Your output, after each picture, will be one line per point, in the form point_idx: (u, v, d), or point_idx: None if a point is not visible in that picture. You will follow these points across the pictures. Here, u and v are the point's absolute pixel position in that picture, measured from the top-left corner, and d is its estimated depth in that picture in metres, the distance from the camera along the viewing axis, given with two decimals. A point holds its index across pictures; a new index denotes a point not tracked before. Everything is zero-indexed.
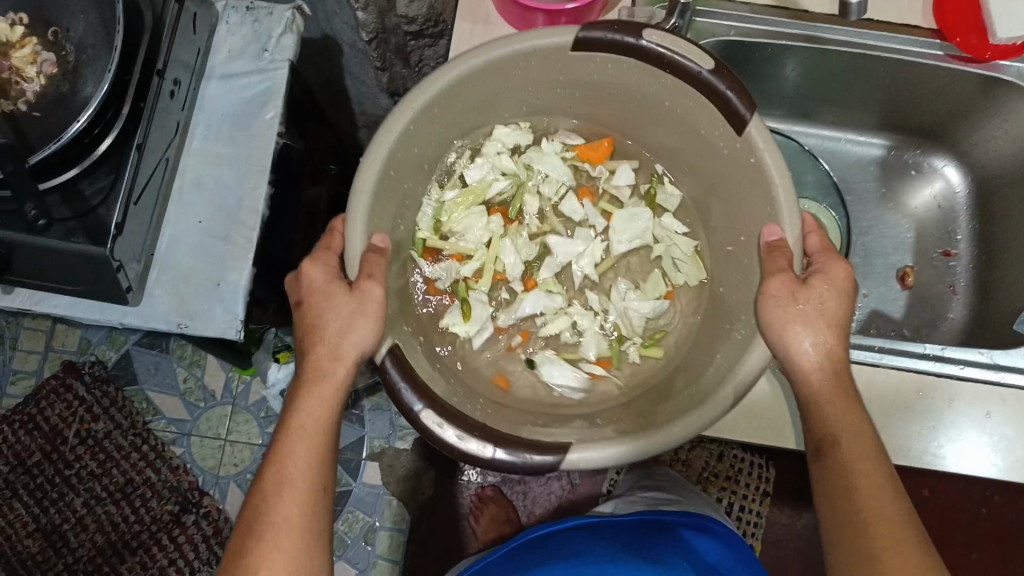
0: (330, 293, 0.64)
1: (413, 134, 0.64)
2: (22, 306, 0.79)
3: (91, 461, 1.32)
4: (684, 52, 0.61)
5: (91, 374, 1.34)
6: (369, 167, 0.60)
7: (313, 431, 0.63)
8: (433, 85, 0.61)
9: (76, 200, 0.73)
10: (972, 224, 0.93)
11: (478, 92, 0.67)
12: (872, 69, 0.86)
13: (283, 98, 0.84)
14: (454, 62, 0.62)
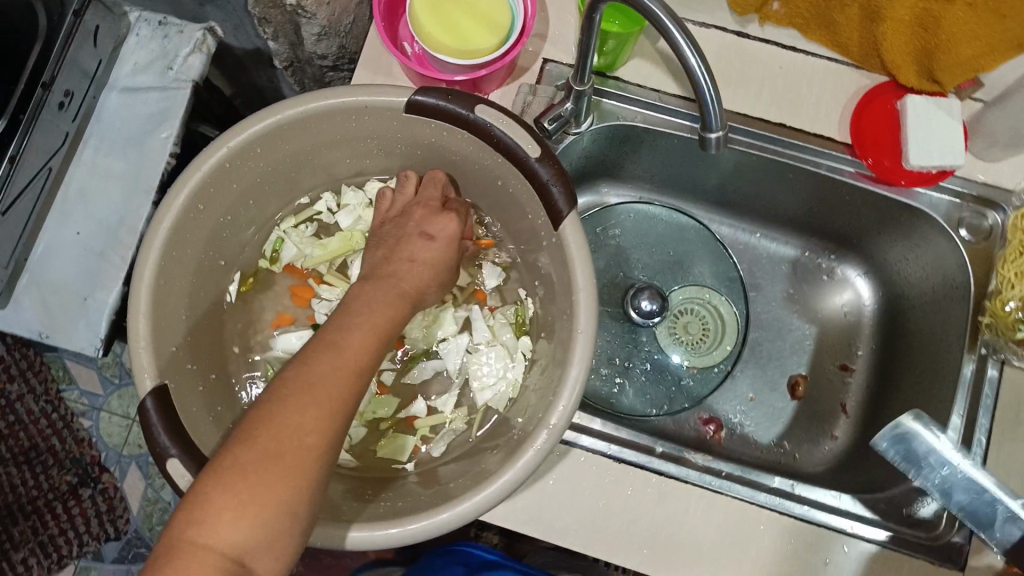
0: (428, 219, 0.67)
1: (232, 172, 0.64)
2: None
3: (0, 421, 1.32)
4: (513, 136, 0.61)
5: (13, 335, 1.34)
6: (174, 202, 0.61)
7: (357, 362, 0.56)
8: (256, 124, 0.62)
9: None
10: (874, 342, 0.90)
11: (316, 134, 0.66)
12: (783, 173, 0.83)
13: (180, 118, 0.83)
14: (285, 107, 0.62)
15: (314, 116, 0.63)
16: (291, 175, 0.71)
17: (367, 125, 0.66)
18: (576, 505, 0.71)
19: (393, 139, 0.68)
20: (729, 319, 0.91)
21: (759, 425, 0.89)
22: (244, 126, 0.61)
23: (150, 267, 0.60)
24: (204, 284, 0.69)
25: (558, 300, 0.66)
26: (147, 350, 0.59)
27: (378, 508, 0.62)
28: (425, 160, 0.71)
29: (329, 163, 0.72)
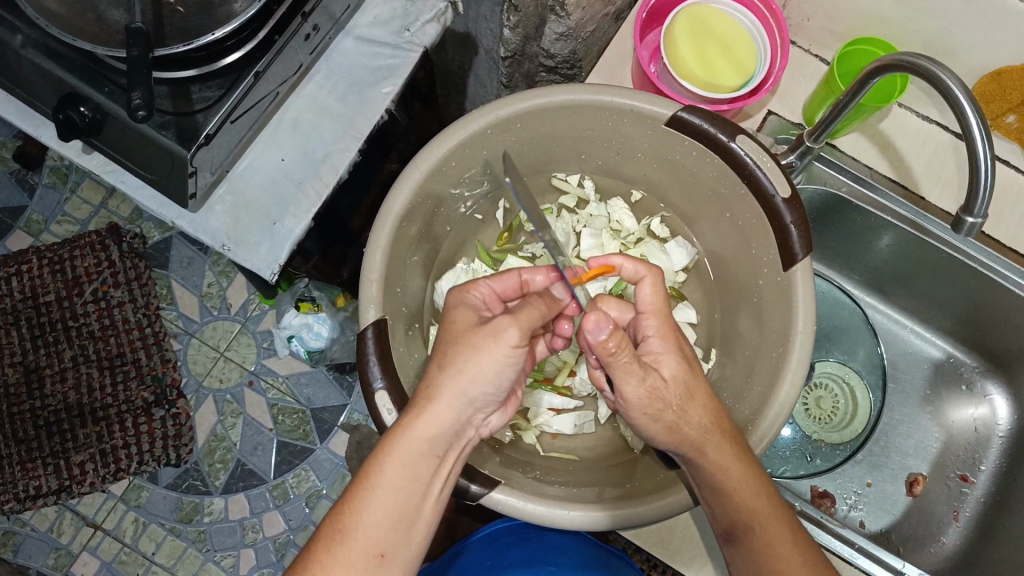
0: (470, 343, 0.58)
1: (486, 140, 0.67)
2: (92, 171, 0.82)
3: (95, 321, 1.35)
4: (768, 172, 0.63)
5: (129, 244, 1.37)
6: (432, 151, 0.64)
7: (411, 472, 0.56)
8: (523, 101, 0.64)
9: (182, 100, 0.75)
10: (999, 461, 0.90)
11: (569, 123, 0.69)
12: (960, 277, 0.84)
13: (404, 79, 0.86)
14: (557, 90, 0.65)
15: (580, 107, 0.66)
16: (521, 158, 0.74)
17: (617, 126, 0.68)
18: (698, 532, 0.73)
19: (636, 146, 0.71)
20: (864, 407, 0.94)
21: (872, 513, 0.91)
22: (513, 101, 0.64)
23: (396, 207, 0.64)
24: (419, 236, 0.71)
25: (762, 344, 0.67)
26: (378, 282, 0.63)
27: (528, 486, 0.66)
28: (653, 171, 0.74)
29: (558, 154, 0.75)
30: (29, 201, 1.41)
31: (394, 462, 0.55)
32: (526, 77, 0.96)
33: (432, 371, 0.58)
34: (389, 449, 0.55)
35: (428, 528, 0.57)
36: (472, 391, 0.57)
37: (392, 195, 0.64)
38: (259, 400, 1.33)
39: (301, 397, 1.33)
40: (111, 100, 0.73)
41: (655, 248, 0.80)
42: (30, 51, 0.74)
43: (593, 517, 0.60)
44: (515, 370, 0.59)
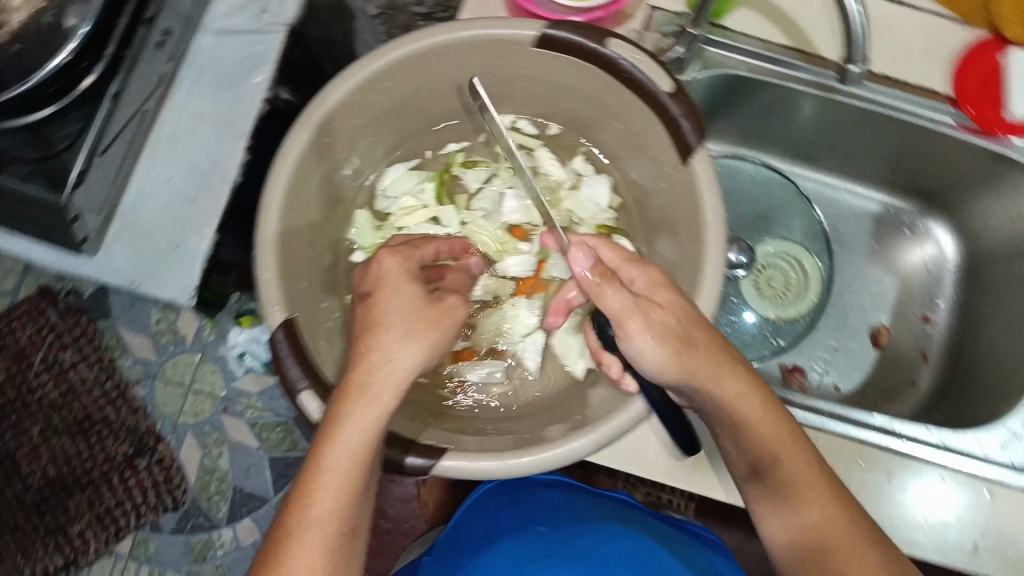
0: (414, 313, 0.55)
1: (358, 108, 0.65)
2: None
3: (54, 390, 1.33)
4: (647, 71, 0.62)
5: (66, 303, 1.35)
6: (302, 132, 0.61)
7: (352, 466, 0.52)
8: (380, 58, 0.62)
9: (43, 142, 0.73)
10: (955, 292, 0.92)
11: (440, 69, 0.67)
12: (878, 124, 0.84)
13: (274, 63, 0.82)
14: (417, 36, 0.62)
15: (448, 48, 0.63)
16: (401, 114, 0.71)
17: (485, 56, 0.66)
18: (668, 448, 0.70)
19: (513, 74, 0.68)
20: (814, 275, 0.94)
21: (843, 373, 0.92)
22: (373, 61, 0.62)
23: (279, 199, 0.60)
24: (320, 221, 0.68)
25: (683, 240, 0.66)
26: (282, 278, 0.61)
27: (476, 444, 0.62)
28: (539, 97, 0.72)
29: (442, 101, 0.73)
30: None
31: (332, 467, 0.51)
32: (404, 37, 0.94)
33: (372, 339, 0.54)
34: (334, 440, 0.51)
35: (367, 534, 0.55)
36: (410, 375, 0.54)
37: (270, 188, 0.60)
38: (237, 423, 1.32)
39: (280, 410, 1.32)
40: None
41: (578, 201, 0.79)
42: None
43: (551, 457, 0.57)
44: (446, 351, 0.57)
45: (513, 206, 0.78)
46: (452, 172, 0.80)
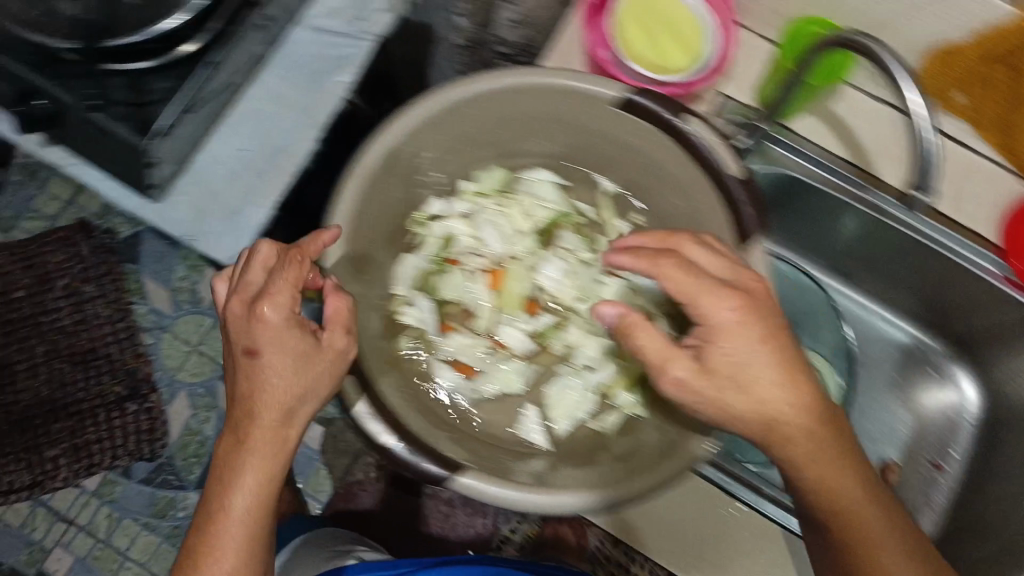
0: (286, 345, 0.59)
1: (441, 122, 0.67)
2: (57, 160, 0.82)
3: (68, 316, 1.35)
4: (722, 156, 0.64)
5: (100, 239, 1.38)
6: (373, 149, 0.65)
7: (246, 510, 0.60)
8: (492, 81, 0.65)
9: (136, 89, 0.73)
10: (969, 446, 0.93)
11: (531, 108, 0.68)
12: (927, 262, 0.84)
13: (359, 69, 0.85)
14: (520, 72, 0.64)
15: (537, 91, 0.65)
16: (485, 138, 0.74)
17: (579, 112, 0.68)
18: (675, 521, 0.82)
19: (589, 129, 0.70)
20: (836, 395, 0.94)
21: None
22: (465, 85, 0.64)
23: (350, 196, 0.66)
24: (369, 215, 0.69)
25: None
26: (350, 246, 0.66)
27: (482, 457, 0.68)
28: (617, 163, 0.75)
29: (532, 139, 0.76)
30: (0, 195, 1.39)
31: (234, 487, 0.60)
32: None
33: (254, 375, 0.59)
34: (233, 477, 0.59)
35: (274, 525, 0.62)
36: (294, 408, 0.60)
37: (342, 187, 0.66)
38: None
39: None
40: (54, 86, 0.71)
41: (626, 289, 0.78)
42: None
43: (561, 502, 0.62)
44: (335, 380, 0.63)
45: (553, 273, 0.81)
46: (552, 223, 0.81)
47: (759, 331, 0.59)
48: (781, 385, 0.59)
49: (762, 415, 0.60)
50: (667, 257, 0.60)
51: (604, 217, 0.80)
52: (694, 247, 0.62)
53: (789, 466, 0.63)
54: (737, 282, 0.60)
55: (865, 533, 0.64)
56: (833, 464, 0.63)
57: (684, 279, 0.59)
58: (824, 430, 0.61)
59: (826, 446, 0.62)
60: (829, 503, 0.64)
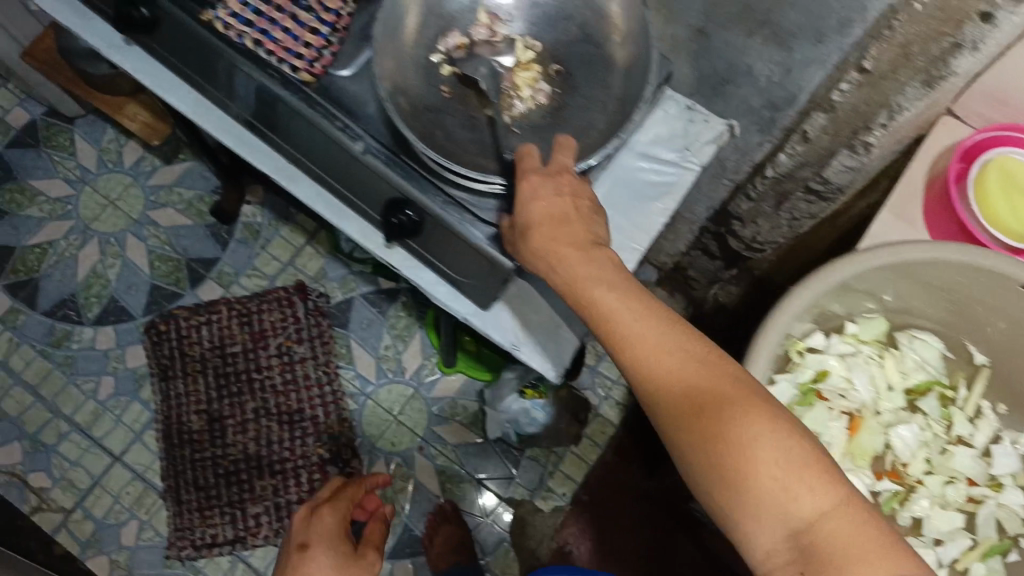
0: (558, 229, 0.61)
1: (853, 282, 0.66)
2: (392, 263, 0.83)
3: (278, 375, 1.45)
4: None
5: (314, 303, 1.48)
6: (778, 311, 0.63)
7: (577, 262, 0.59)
8: (891, 256, 0.62)
9: (503, 213, 0.75)
10: None
11: (936, 279, 0.66)
12: None
13: (681, 197, 0.84)
14: (920, 247, 0.62)
15: (939, 263, 0.63)
16: (879, 297, 0.70)
17: (986, 293, 0.65)
18: None
19: (973, 301, 0.67)
20: None
21: None
22: (878, 255, 0.63)
23: (764, 355, 0.63)
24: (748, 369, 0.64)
25: None
26: None
27: None
28: (1000, 338, 0.69)
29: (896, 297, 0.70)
30: (223, 253, 1.50)
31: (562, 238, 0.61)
32: (760, 211, 1.02)
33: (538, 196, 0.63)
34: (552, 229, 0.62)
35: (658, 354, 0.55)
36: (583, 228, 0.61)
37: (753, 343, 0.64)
38: (427, 465, 1.43)
39: (467, 467, 1.43)
40: (446, 210, 0.75)
41: (977, 465, 0.73)
42: (372, 152, 0.75)
43: None
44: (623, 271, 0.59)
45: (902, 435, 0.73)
46: (918, 385, 0.74)
47: (592, 266, 0.59)
48: (643, 321, 0.55)
49: (629, 355, 0.54)
50: (563, 233, 0.61)
51: (967, 380, 0.74)
52: (548, 201, 0.63)
53: (662, 409, 0.53)
54: (598, 260, 0.59)
55: (830, 531, 0.46)
56: (720, 393, 0.51)
57: (584, 261, 0.59)
58: (672, 343, 0.54)
59: (690, 371, 0.52)
60: (699, 446, 0.50)
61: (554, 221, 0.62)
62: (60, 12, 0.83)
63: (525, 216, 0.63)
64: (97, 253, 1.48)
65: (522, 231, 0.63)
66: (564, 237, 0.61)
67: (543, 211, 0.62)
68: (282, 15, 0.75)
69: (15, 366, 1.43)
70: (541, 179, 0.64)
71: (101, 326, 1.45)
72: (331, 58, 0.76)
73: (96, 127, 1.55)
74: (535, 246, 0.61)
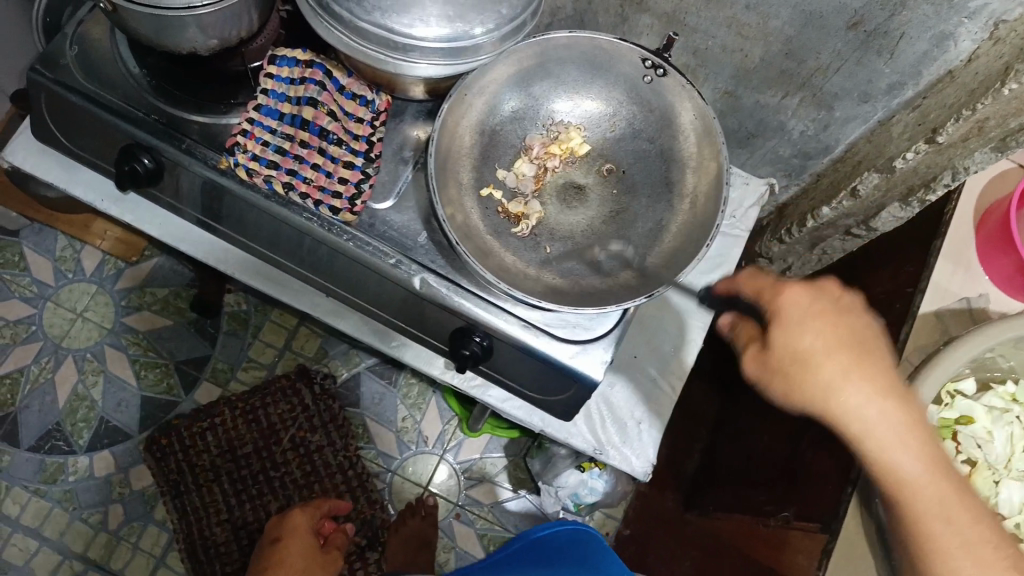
0: (830, 348, 0.56)
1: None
2: (454, 385, 0.81)
3: (296, 470, 1.39)
4: None
5: (320, 385, 1.42)
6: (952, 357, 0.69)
7: (854, 398, 0.56)
8: None
9: (581, 327, 0.69)
10: None
11: None
12: None
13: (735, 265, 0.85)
14: None
15: None
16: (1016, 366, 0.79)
17: None
18: None
19: None
20: None
21: None
22: None
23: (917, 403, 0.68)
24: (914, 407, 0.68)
25: None
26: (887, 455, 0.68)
27: None
28: None
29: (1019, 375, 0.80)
30: (212, 349, 1.43)
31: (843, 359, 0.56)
32: (789, 250, 1.02)
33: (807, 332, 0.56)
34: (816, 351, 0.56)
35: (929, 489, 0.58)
36: (873, 369, 0.56)
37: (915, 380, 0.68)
38: (468, 531, 1.39)
39: (509, 525, 1.40)
40: (521, 332, 0.69)
41: None
42: (433, 285, 0.69)
43: None
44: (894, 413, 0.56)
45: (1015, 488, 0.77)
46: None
47: (871, 386, 0.56)
48: (900, 438, 0.57)
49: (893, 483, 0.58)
50: (841, 356, 0.56)
51: None
52: (827, 325, 0.56)
53: (921, 540, 0.59)
54: (886, 392, 0.56)
55: None
56: (970, 544, 0.58)
57: (881, 408, 0.56)
58: (966, 524, 0.58)
59: (970, 548, 0.58)
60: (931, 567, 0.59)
61: (837, 345, 0.56)
62: (47, 170, 0.78)
63: (795, 341, 0.56)
64: (74, 374, 1.39)
65: (794, 355, 0.56)
66: (850, 368, 0.55)
67: (821, 338, 0.56)
68: (309, 150, 0.68)
69: (10, 512, 1.32)
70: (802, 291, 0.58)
71: (95, 452, 1.36)
72: (370, 191, 0.69)
73: (47, 236, 1.43)
74: (813, 377, 0.55)
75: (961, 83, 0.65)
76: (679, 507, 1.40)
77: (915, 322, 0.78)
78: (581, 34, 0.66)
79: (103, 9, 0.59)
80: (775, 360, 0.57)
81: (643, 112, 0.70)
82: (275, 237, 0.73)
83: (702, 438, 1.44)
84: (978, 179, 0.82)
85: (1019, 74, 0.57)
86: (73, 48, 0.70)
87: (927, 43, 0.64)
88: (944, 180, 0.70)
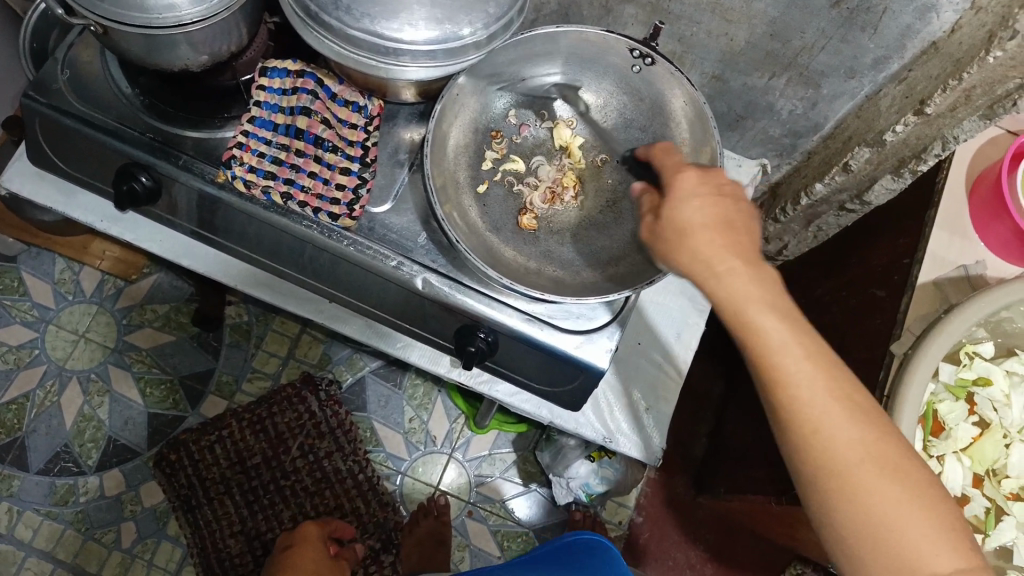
0: (710, 205, 0.57)
1: None
2: (462, 382, 0.82)
3: (307, 478, 1.40)
4: None
5: (326, 392, 1.43)
6: (971, 315, 0.70)
7: (712, 256, 0.55)
8: None
9: (585, 319, 0.70)
10: None
11: None
12: None
13: None
14: None
15: None
16: None
17: None
18: None
19: None
20: None
21: None
22: None
23: (930, 361, 0.69)
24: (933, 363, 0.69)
25: None
26: (908, 412, 0.68)
27: None
28: None
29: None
30: (215, 362, 1.44)
31: (692, 204, 0.57)
32: (785, 229, 1.02)
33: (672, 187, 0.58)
34: (679, 201, 0.57)
35: (797, 358, 0.52)
36: (690, 214, 0.56)
37: (929, 339, 0.70)
38: (481, 528, 1.40)
39: (521, 520, 1.41)
40: (526, 325, 0.69)
41: None
42: (435, 285, 0.69)
43: None
44: (761, 282, 0.54)
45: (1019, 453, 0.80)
46: None
47: (759, 284, 0.54)
48: (790, 329, 0.53)
49: (775, 379, 0.52)
50: (724, 239, 0.55)
51: None
52: (710, 201, 0.57)
53: (807, 441, 0.51)
54: (764, 277, 0.55)
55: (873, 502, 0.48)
56: (835, 410, 0.50)
57: (750, 276, 0.54)
58: (821, 376, 0.51)
59: (840, 416, 0.50)
60: (834, 474, 0.49)
61: (717, 224, 0.56)
62: (44, 195, 0.78)
63: (677, 212, 0.57)
64: (80, 396, 1.39)
65: (677, 226, 0.56)
66: (720, 238, 0.55)
67: (703, 214, 0.56)
68: (305, 159, 0.69)
69: (23, 536, 1.32)
70: (695, 178, 0.59)
71: (105, 472, 1.36)
72: (367, 196, 0.70)
73: (45, 260, 1.43)
74: (688, 246, 0.56)
75: (947, 54, 0.66)
76: (689, 492, 1.42)
77: (915, 292, 0.79)
78: (571, 29, 0.66)
79: (94, 31, 0.59)
80: (662, 231, 0.57)
81: (635, 103, 0.71)
82: (275, 247, 0.74)
83: (708, 421, 1.45)
84: (967, 147, 0.84)
85: (1002, 41, 0.58)
86: (66, 73, 0.70)
87: (910, 16, 0.65)
88: (933, 151, 0.70)
